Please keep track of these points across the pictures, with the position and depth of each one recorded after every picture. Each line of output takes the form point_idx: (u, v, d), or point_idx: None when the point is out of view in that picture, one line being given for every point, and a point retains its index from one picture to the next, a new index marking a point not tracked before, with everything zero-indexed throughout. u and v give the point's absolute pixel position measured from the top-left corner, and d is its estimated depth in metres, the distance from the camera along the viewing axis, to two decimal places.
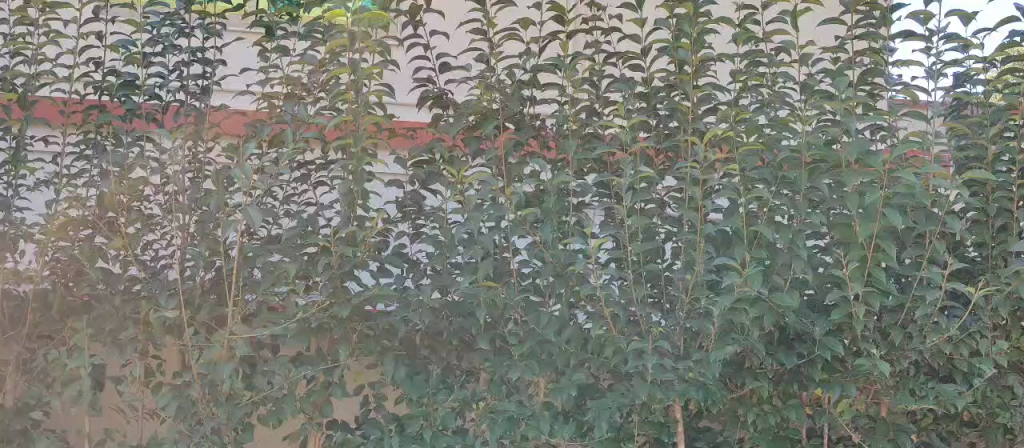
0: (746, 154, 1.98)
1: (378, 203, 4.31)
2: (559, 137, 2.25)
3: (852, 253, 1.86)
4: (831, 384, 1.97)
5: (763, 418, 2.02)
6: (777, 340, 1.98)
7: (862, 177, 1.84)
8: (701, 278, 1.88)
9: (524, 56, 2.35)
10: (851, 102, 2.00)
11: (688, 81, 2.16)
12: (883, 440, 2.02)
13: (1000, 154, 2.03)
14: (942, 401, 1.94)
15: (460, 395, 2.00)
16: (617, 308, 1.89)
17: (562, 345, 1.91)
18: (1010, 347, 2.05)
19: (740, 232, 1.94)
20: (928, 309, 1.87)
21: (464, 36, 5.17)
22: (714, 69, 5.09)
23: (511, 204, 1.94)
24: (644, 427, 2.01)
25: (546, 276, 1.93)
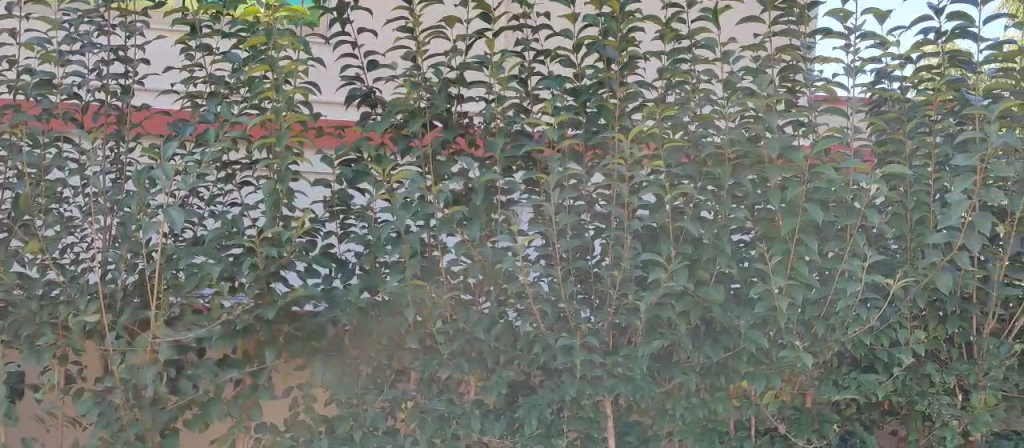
0: (670, 150, 2.08)
1: (304, 204, 4.30)
2: (486, 134, 2.32)
3: (776, 247, 2.00)
4: (756, 376, 2.08)
5: (691, 412, 2.12)
6: (703, 333, 2.11)
7: (784, 173, 1.94)
8: (628, 274, 1.99)
9: (452, 54, 2.40)
10: (772, 99, 2.06)
11: (613, 79, 2.24)
12: (809, 431, 2.23)
13: (916, 150, 2.21)
14: (863, 390, 2.13)
15: (390, 395, 2.11)
16: (544, 306, 2.03)
17: (491, 343, 2.03)
18: (928, 337, 2.25)
19: (666, 228, 2.06)
20: (849, 301, 1.98)
21: (392, 34, 5.16)
22: (640, 67, 5.12)
23: (438, 203, 2.03)
24: (573, 423, 2.11)
25: (475, 273, 2.07)
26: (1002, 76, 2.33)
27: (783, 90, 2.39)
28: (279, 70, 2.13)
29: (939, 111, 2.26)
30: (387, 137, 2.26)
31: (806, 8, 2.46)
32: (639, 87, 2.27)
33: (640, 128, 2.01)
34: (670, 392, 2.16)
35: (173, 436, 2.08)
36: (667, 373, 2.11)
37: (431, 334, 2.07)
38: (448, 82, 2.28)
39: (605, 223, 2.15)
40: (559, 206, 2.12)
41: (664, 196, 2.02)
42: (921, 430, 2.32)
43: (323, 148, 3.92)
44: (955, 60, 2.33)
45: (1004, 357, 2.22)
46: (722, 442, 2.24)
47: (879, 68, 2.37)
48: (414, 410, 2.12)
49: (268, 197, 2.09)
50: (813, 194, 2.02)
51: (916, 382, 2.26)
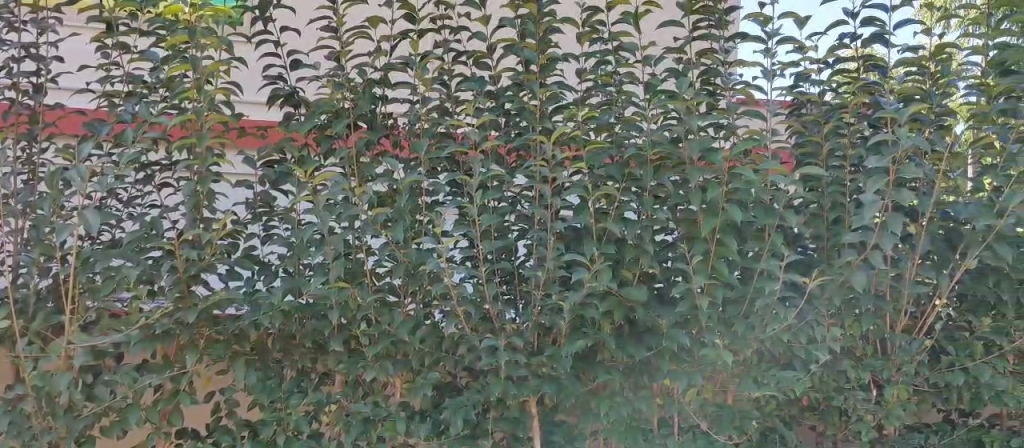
0: (593, 152, 2.09)
1: (225, 205, 4.23)
2: (411, 135, 2.34)
3: (696, 248, 1.99)
4: (679, 374, 2.04)
5: (614, 411, 2.06)
6: (626, 333, 2.10)
7: (705, 174, 1.96)
8: (552, 274, 1.98)
9: (376, 54, 2.41)
10: (692, 101, 2.09)
11: (535, 80, 2.25)
12: (730, 427, 2.11)
13: (833, 152, 2.21)
14: (783, 387, 2.04)
15: (313, 398, 2.04)
16: (470, 308, 2.00)
17: (416, 344, 2.01)
18: (844, 334, 2.15)
19: (590, 228, 2.06)
20: (767, 299, 1.97)
21: (315, 33, 5.11)
22: (561, 69, 5.15)
23: (363, 204, 2.00)
24: (498, 424, 2.05)
25: (399, 275, 2.05)
26: (913, 80, 2.33)
27: (704, 92, 2.43)
28: (202, 70, 2.11)
29: (854, 115, 2.29)
30: (313, 139, 2.30)
31: (725, 13, 2.55)
32: (561, 90, 2.28)
33: (562, 128, 2.01)
34: (595, 392, 2.10)
35: (91, 444, 1.93)
36: (592, 371, 2.05)
37: (355, 337, 2.05)
38: (373, 83, 2.29)
39: (528, 224, 2.18)
40: (482, 208, 2.13)
41: (589, 196, 2.02)
42: (839, 426, 2.23)
43: (243, 148, 3.87)
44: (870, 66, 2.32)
45: (915, 353, 2.16)
46: (646, 441, 2.13)
47: (798, 72, 2.37)
48: (338, 413, 2.07)
49: (187, 198, 2.04)
50: (734, 194, 2.02)
51: (833, 378, 2.18)
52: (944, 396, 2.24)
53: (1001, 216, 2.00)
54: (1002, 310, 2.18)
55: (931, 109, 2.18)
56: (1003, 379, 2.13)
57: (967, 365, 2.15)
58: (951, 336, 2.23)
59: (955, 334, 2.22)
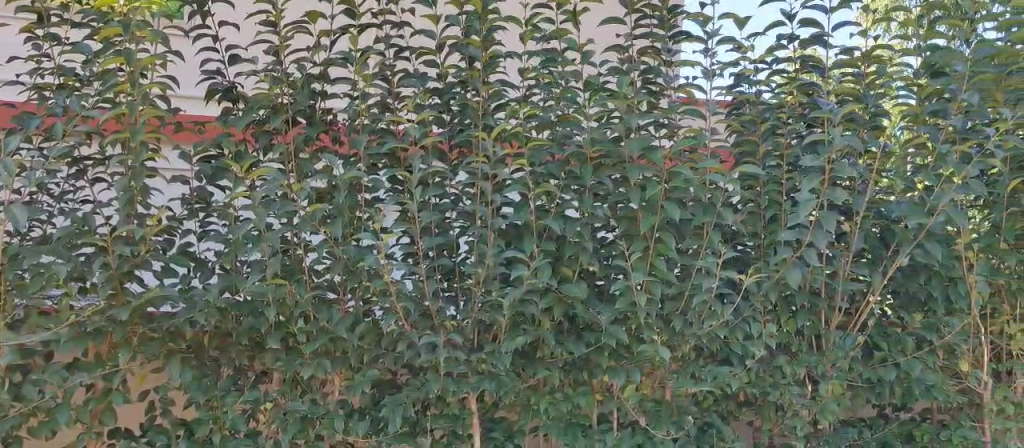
0: (533, 150, 2.13)
1: (160, 202, 4.19)
2: (349, 131, 2.32)
3: (635, 245, 2.08)
4: (617, 371, 2.12)
5: (553, 407, 2.12)
6: (566, 330, 2.16)
7: (645, 172, 2.05)
8: (491, 271, 2.02)
9: (316, 50, 2.41)
10: (631, 100, 2.14)
11: (476, 77, 2.29)
12: (668, 422, 2.18)
13: (770, 151, 2.30)
14: (719, 382, 2.12)
15: (250, 398, 2.05)
16: (409, 304, 2.04)
17: (354, 342, 2.05)
18: (779, 331, 2.26)
19: (530, 224, 2.10)
20: (704, 296, 2.06)
21: (253, 28, 5.05)
22: (505, 65, 5.06)
23: (299, 199, 2.02)
24: (438, 421, 2.10)
25: (337, 272, 2.07)
26: (849, 81, 2.40)
27: (644, 90, 2.47)
28: (135, 63, 2.06)
29: (789, 114, 2.37)
30: (250, 133, 2.30)
31: (667, 13, 2.59)
32: (503, 88, 2.33)
33: (502, 127, 2.06)
34: (535, 389, 2.18)
35: (17, 444, 1.91)
36: (531, 369, 2.11)
37: (292, 335, 2.05)
38: (311, 78, 2.28)
39: (468, 221, 2.19)
40: (422, 204, 2.15)
41: (529, 193, 2.08)
42: (774, 419, 2.30)
43: (180, 143, 3.81)
44: (805, 67, 2.40)
45: (848, 349, 2.25)
46: (586, 436, 2.21)
47: (738, 72, 2.41)
48: (274, 412, 2.10)
49: (120, 193, 2.03)
50: (672, 193, 2.11)
51: (768, 374, 2.24)
52: (877, 391, 2.33)
53: (931, 214, 2.13)
54: (931, 306, 2.31)
55: (867, 109, 2.28)
56: (931, 373, 2.26)
57: (898, 360, 2.25)
58: (883, 331, 2.33)
59: (888, 330, 2.32)
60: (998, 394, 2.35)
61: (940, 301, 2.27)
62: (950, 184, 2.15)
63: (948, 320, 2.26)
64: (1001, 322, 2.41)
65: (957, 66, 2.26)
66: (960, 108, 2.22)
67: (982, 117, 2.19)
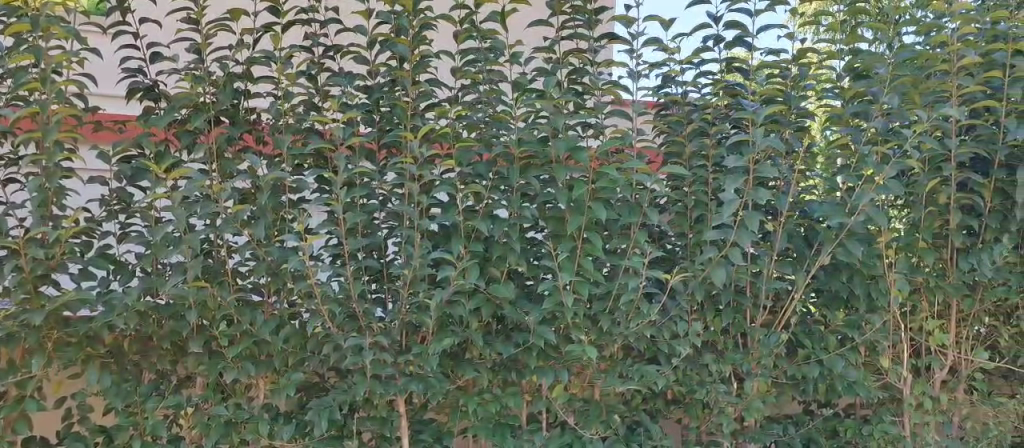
0: (462, 150, 2.13)
1: (76, 203, 4.06)
2: (273, 131, 2.30)
3: (562, 245, 2.10)
4: (545, 371, 2.15)
5: (483, 407, 2.13)
6: (495, 331, 2.21)
7: (573, 173, 2.05)
8: (418, 272, 2.03)
9: (240, 48, 2.37)
10: (560, 100, 2.15)
11: (405, 77, 2.27)
12: (596, 422, 2.23)
13: (696, 152, 2.33)
14: (646, 380, 2.16)
15: (170, 402, 2.05)
16: (333, 307, 2.05)
17: (278, 344, 2.08)
18: (705, 329, 2.32)
19: (458, 225, 2.11)
20: (631, 295, 2.11)
21: (176, 25, 4.92)
22: (434, 66, 4.73)
23: (221, 200, 2.00)
24: (364, 423, 2.13)
25: (262, 273, 2.07)
26: (773, 83, 2.43)
27: (572, 91, 2.45)
28: (47, 59, 1.99)
29: (716, 115, 2.40)
30: (171, 133, 2.22)
31: (594, 14, 2.59)
32: (432, 87, 2.31)
33: (429, 127, 2.06)
34: (464, 390, 2.21)
35: None
36: (460, 370, 2.15)
37: (215, 338, 2.08)
38: (234, 77, 2.24)
39: (396, 222, 2.20)
40: (348, 206, 2.15)
41: (456, 194, 2.07)
42: (702, 417, 2.34)
43: (98, 143, 3.70)
44: (729, 70, 2.45)
45: (773, 347, 2.29)
46: (514, 437, 2.24)
47: (664, 74, 2.44)
48: (197, 417, 2.10)
49: (33, 194, 1.98)
50: (598, 193, 2.12)
51: (695, 372, 2.29)
52: (801, 388, 2.37)
53: (851, 215, 2.17)
54: (853, 304, 2.35)
55: (790, 110, 2.32)
56: (854, 369, 2.31)
57: (821, 358, 2.31)
58: (807, 330, 2.38)
59: (812, 327, 2.37)
60: (917, 390, 2.43)
61: (862, 299, 2.31)
62: (871, 184, 2.19)
63: (870, 317, 2.32)
64: (921, 319, 2.49)
65: (879, 70, 2.36)
66: (881, 110, 2.28)
67: (902, 119, 2.23)
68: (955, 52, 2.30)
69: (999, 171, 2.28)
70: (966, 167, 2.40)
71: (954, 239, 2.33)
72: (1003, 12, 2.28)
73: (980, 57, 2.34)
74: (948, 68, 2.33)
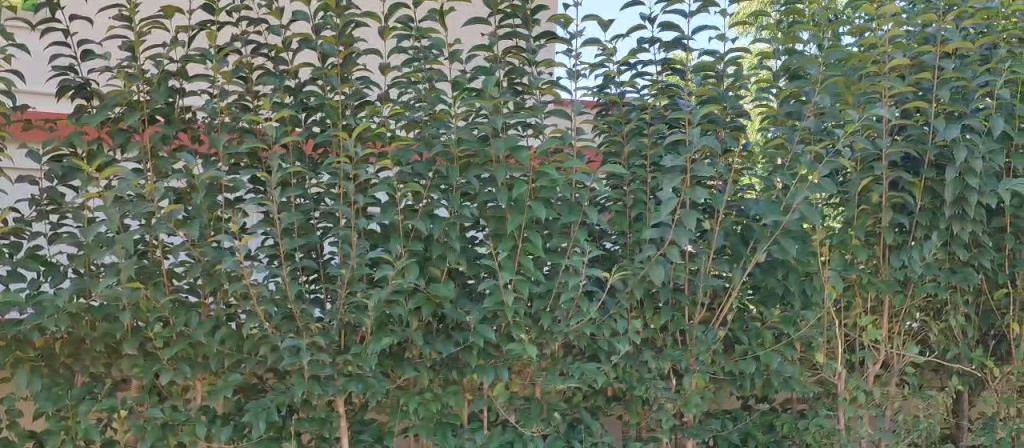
0: (400, 150, 2.13)
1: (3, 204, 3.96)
2: (209, 130, 2.25)
3: (503, 245, 2.10)
4: (485, 369, 2.17)
5: (424, 407, 2.13)
6: (435, 330, 2.22)
7: (512, 172, 2.07)
8: (356, 272, 2.03)
9: (174, 46, 2.33)
10: (498, 100, 2.16)
11: (334, 74, 2.23)
12: (537, 419, 2.25)
13: (634, 152, 2.34)
14: (586, 378, 2.18)
15: (105, 404, 2.05)
16: (270, 307, 2.03)
17: (215, 346, 2.06)
18: (644, 326, 2.35)
19: (397, 224, 2.11)
20: (571, 293, 2.13)
21: (107, 22, 4.82)
22: (366, 63, 4.71)
23: (155, 199, 1.98)
24: (304, 424, 2.13)
25: (198, 274, 2.05)
26: (709, 83, 2.45)
27: (510, 91, 2.44)
28: None
29: (653, 115, 2.40)
30: (105, 132, 2.19)
31: (531, 14, 2.57)
32: (368, 86, 2.30)
33: (364, 126, 2.06)
34: (405, 389, 2.21)
35: None
36: (400, 369, 2.15)
37: (151, 339, 2.06)
38: (168, 75, 2.21)
39: (333, 222, 2.19)
40: (285, 205, 2.13)
41: (395, 194, 2.07)
42: (641, 413, 2.37)
43: (27, 143, 3.62)
44: (666, 70, 2.45)
45: (710, 343, 2.33)
46: (456, 435, 2.25)
47: (604, 74, 2.43)
48: (132, 419, 2.08)
49: None
50: (539, 192, 2.14)
51: (634, 369, 2.32)
52: (738, 383, 2.42)
53: (785, 213, 2.22)
54: (787, 301, 2.40)
55: (725, 110, 2.35)
56: (789, 364, 2.36)
57: (757, 353, 2.36)
58: (743, 326, 2.42)
59: (748, 324, 2.41)
60: (850, 384, 2.49)
61: (796, 295, 2.36)
62: (805, 183, 2.24)
63: (804, 313, 2.37)
64: (855, 315, 2.56)
65: (811, 71, 2.40)
66: (814, 110, 2.32)
67: (833, 119, 2.28)
68: (885, 53, 2.36)
69: (928, 171, 2.35)
70: (897, 166, 2.46)
71: (885, 237, 2.39)
72: (931, 16, 2.34)
73: (908, 58, 2.40)
74: (878, 70, 2.38)
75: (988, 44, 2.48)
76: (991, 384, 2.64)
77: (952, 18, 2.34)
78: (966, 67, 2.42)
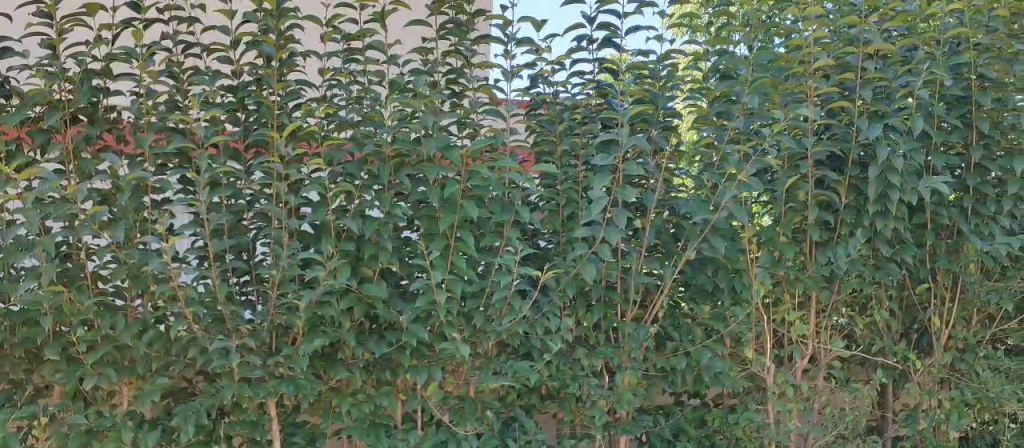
0: (332, 149, 2.11)
1: None
2: (135, 130, 2.17)
3: (435, 244, 2.10)
4: (418, 369, 2.16)
5: (357, 407, 2.14)
6: (368, 330, 2.20)
7: (444, 170, 2.06)
8: (287, 273, 2.01)
9: (98, 43, 2.26)
10: (431, 99, 2.14)
11: (271, 75, 2.20)
12: (471, 418, 2.25)
13: (567, 151, 2.33)
14: (520, 376, 2.18)
15: (25, 412, 2.02)
16: (198, 308, 2.01)
17: (142, 349, 2.03)
18: (578, 324, 2.36)
19: (328, 225, 2.08)
20: (503, 292, 2.13)
21: (28, 21, 4.68)
22: (300, 65, 4.63)
23: (77, 200, 1.93)
24: (234, 427, 2.10)
25: (123, 275, 2.01)
26: (644, 83, 2.42)
27: (444, 92, 2.37)
28: None
29: (586, 115, 2.39)
30: (25, 132, 2.11)
31: (471, 14, 2.43)
32: (302, 87, 2.25)
33: (295, 126, 2.03)
34: (338, 390, 2.19)
35: None
36: (333, 371, 2.13)
37: (74, 344, 2.03)
38: (91, 73, 2.12)
39: (265, 222, 2.16)
40: (214, 206, 2.09)
41: (327, 194, 2.05)
42: (574, 410, 2.38)
43: None
44: (601, 69, 2.43)
45: (642, 340, 2.35)
46: (389, 436, 2.24)
47: (536, 73, 2.39)
48: (55, 425, 2.04)
49: None
50: (472, 191, 2.14)
51: (567, 367, 2.34)
52: (670, 380, 2.44)
53: (714, 211, 2.25)
54: (716, 298, 2.43)
55: (658, 110, 2.35)
56: (719, 360, 2.39)
57: (688, 349, 2.39)
58: (675, 323, 2.45)
59: (679, 321, 2.44)
60: (778, 378, 2.53)
61: (726, 292, 2.39)
62: (733, 182, 2.26)
63: (734, 309, 2.40)
64: (783, 311, 2.57)
65: (742, 71, 2.40)
66: (743, 110, 2.35)
67: (762, 118, 2.32)
68: (813, 54, 2.38)
69: (852, 169, 2.39)
70: (823, 165, 2.50)
71: (811, 234, 2.44)
72: (855, 17, 2.37)
73: (833, 59, 2.44)
74: (805, 71, 2.41)
75: (908, 45, 2.51)
76: (912, 376, 2.68)
77: (874, 19, 2.37)
78: (889, 67, 2.46)
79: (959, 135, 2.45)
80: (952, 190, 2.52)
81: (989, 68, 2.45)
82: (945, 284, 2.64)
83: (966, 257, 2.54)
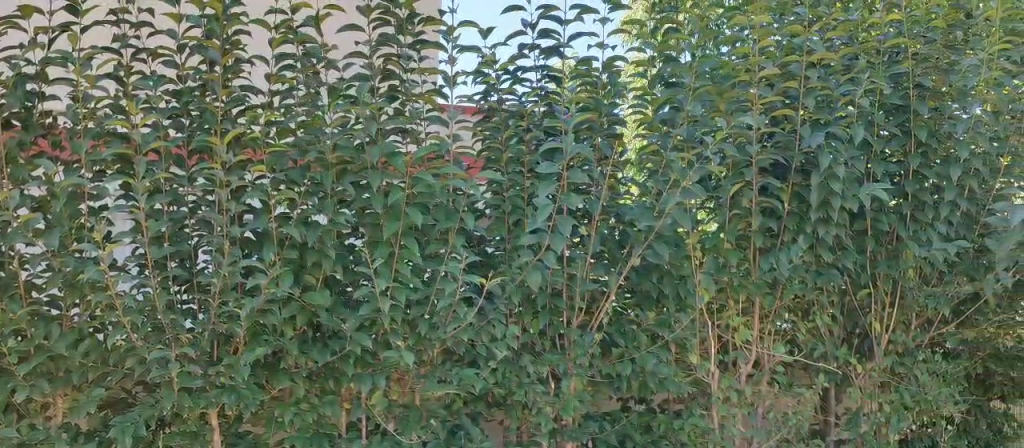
0: (274, 154, 2.05)
1: None
2: (71, 135, 2.08)
3: (379, 251, 2.03)
4: (363, 378, 2.10)
5: (301, 417, 2.07)
6: (310, 338, 2.13)
7: (387, 177, 2.02)
8: (227, 281, 1.94)
9: (32, 46, 2.17)
10: (375, 105, 2.09)
11: (216, 80, 2.13)
12: (416, 426, 2.19)
13: (511, 157, 2.29)
14: (465, 384, 2.13)
15: None
16: (136, 318, 1.93)
17: (77, 360, 1.95)
18: (524, 331, 2.32)
19: (270, 232, 2.02)
20: (449, 299, 2.07)
21: None
22: (247, 74, 4.54)
23: (9, 207, 1.85)
24: (172, 438, 2.03)
25: (58, 284, 1.93)
26: (585, 89, 2.39)
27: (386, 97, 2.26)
28: None
29: (532, 121, 2.35)
30: None
31: (408, 19, 2.37)
32: (245, 92, 2.19)
33: (237, 132, 1.95)
34: (278, 399, 2.12)
35: None
36: (275, 380, 2.06)
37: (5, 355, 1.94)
38: (25, 76, 2.04)
39: (206, 229, 2.09)
40: (151, 213, 2.02)
41: (269, 201, 1.98)
42: (521, 418, 2.33)
43: None
44: (547, 77, 2.39)
45: (588, 346, 2.32)
46: (332, 445, 2.17)
47: (481, 80, 2.36)
48: None
49: None
50: (417, 198, 2.09)
51: (513, 373, 2.26)
52: (616, 385, 2.41)
53: (659, 217, 2.21)
54: (663, 304, 2.41)
55: (603, 117, 2.32)
56: (665, 365, 2.37)
57: (635, 355, 2.36)
58: (621, 329, 2.42)
59: (625, 327, 2.41)
60: (724, 383, 2.51)
61: (672, 298, 2.37)
62: (677, 188, 2.22)
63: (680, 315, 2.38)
64: (731, 316, 2.56)
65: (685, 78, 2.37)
66: (687, 118, 2.33)
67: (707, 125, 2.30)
68: (756, 63, 2.37)
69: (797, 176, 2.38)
70: (769, 172, 2.48)
71: (755, 240, 2.42)
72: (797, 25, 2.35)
73: (778, 67, 2.43)
74: (749, 79, 2.39)
75: (850, 55, 2.52)
76: (855, 380, 2.69)
77: (817, 28, 2.36)
78: (831, 76, 2.45)
79: (899, 143, 2.46)
80: (893, 197, 2.52)
81: (928, 77, 2.45)
82: (886, 288, 2.65)
83: (905, 263, 2.53)
